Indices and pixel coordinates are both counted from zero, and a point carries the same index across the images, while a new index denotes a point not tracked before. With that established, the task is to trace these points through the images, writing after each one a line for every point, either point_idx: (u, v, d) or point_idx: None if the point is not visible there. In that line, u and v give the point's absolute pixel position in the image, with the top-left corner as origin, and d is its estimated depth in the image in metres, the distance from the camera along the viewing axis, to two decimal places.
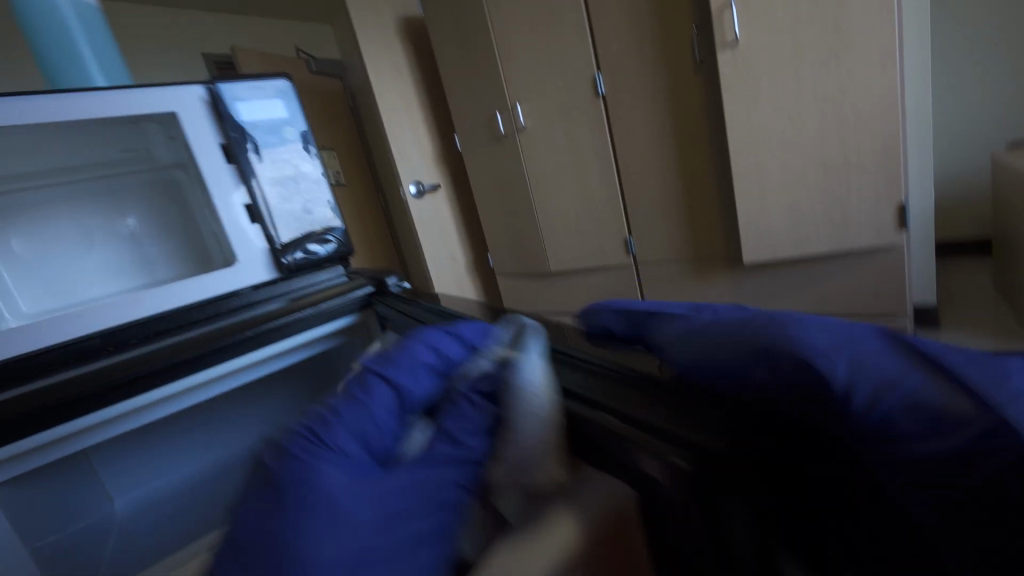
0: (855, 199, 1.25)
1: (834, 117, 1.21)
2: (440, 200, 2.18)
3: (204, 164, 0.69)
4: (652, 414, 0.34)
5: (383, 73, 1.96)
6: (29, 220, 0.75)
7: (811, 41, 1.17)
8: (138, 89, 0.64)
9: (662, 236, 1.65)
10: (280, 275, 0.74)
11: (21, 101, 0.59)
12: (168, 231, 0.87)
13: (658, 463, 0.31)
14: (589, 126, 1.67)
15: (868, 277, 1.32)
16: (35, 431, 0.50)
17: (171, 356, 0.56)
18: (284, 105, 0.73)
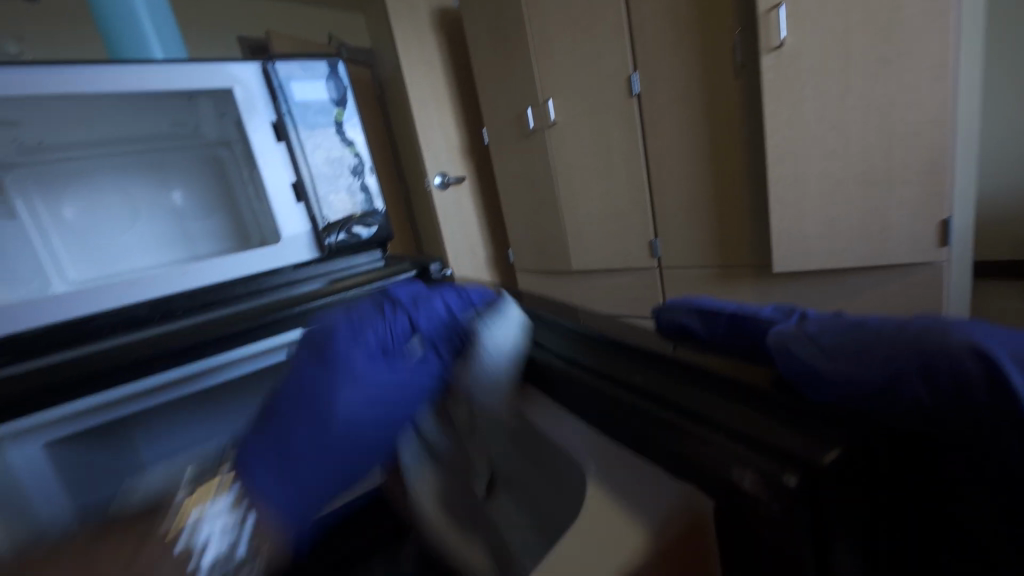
0: (896, 213, 1.16)
1: (877, 127, 1.12)
2: (464, 192, 2.17)
3: (256, 141, 0.71)
4: (730, 415, 0.34)
5: (414, 62, 1.95)
6: (80, 188, 0.77)
7: (860, 48, 1.09)
8: (198, 64, 0.66)
9: (688, 241, 1.59)
10: (321, 255, 0.77)
11: (84, 69, 0.60)
12: (208, 208, 0.88)
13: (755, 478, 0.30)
14: (620, 126, 1.60)
15: (907, 297, 1.22)
16: (86, 396, 0.50)
17: (219, 330, 0.57)
18: (335, 88, 0.76)
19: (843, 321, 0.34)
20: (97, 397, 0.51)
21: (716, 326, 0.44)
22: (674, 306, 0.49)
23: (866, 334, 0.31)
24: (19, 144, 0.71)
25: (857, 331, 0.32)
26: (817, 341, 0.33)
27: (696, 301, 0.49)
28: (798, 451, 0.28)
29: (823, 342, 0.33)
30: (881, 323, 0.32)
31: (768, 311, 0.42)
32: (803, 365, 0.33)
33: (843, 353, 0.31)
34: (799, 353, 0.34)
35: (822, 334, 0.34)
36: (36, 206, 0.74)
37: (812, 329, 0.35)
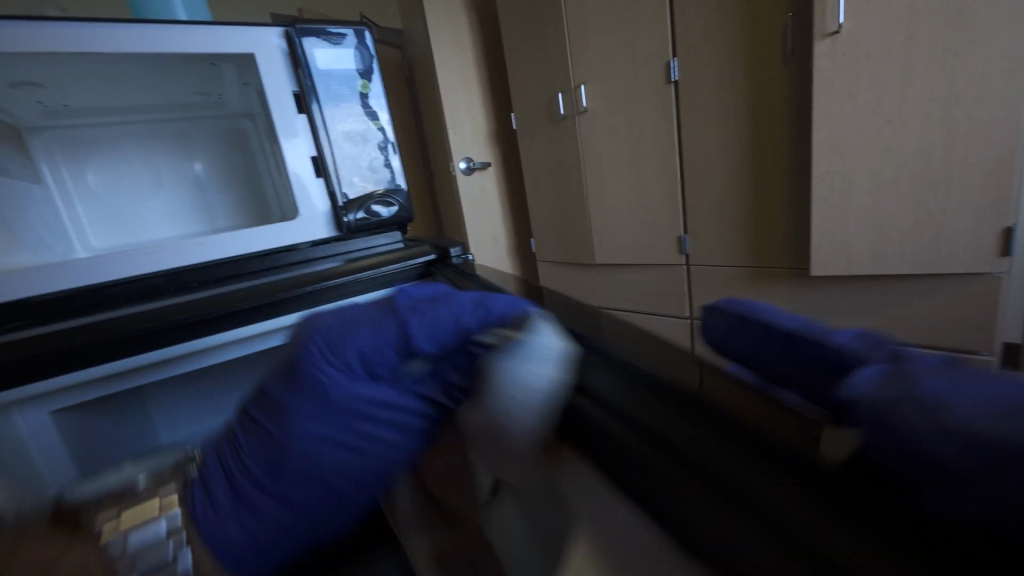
0: (952, 219, 1.03)
1: (939, 122, 0.98)
2: (488, 178, 2.13)
3: (278, 111, 0.69)
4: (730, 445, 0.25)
5: (442, 41, 1.88)
6: (104, 155, 0.76)
7: (926, 35, 0.95)
8: (221, 27, 0.64)
9: (719, 238, 1.51)
10: (339, 233, 0.74)
11: (106, 29, 0.59)
12: (230, 182, 0.87)
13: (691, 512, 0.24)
14: (655, 114, 1.53)
15: (958, 311, 1.10)
16: (92, 364, 0.49)
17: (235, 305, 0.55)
18: (361, 59, 0.73)
19: (959, 380, 0.22)
20: (104, 365, 0.50)
21: (784, 358, 0.33)
22: (727, 311, 0.40)
23: (987, 412, 0.19)
24: (45, 108, 0.70)
25: (962, 396, 0.20)
26: (928, 399, 0.20)
27: (759, 308, 0.39)
28: (801, 531, 0.20)
29: (941, 405, 0.20)
30: (1011, 397, 0.20)
31: (851, 341, 0.30)
32: (884, 413, 0.21)
33: (954, 428, 0.18)
34: (877, 411, 0.21)
35: (934, 389, 0.21)
36: (61, 172, 0.74)
37: (925, 379, 0.22)
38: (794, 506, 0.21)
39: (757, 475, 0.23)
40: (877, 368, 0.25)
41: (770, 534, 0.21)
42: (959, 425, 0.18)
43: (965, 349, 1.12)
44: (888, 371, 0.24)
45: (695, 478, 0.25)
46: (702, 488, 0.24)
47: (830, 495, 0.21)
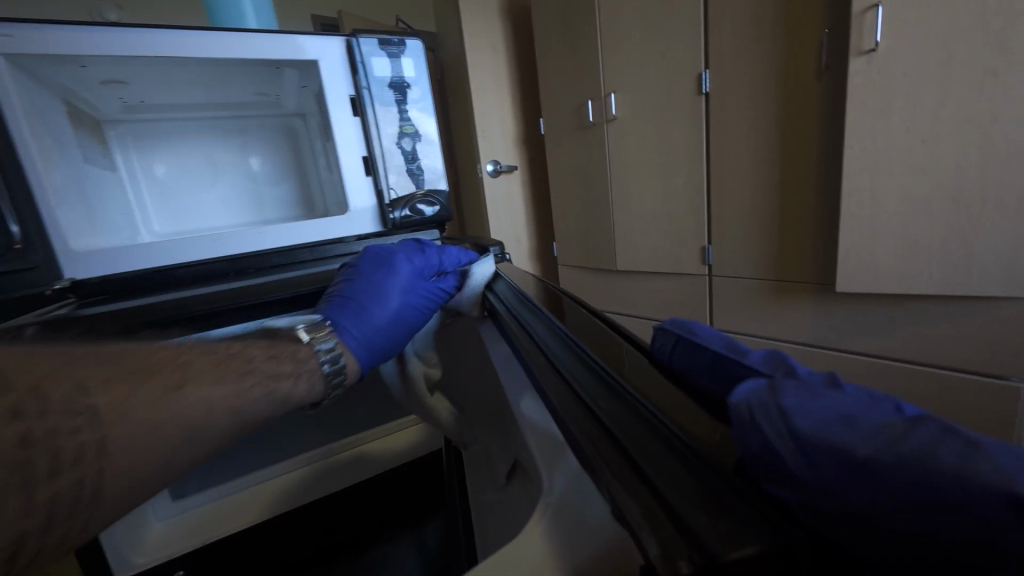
0: (985, 241, 1.01)
1: (975, 143, 0.98)
2: (514, 181, 2.17)
3: (335, 113, 0.74)
4: (657, 444, 0.23)
5: (477, 46, 1.93)
6: (171, 147, 0.83)
7: (964, 55, 0.95)
8: (289, 35, 0.69)
9: (743, 250, 1.52)
10: (383, 229, 0.79)
11: (193, 35, 0.65)
12: (281, 177, 0.93)
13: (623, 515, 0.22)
14: (684, 125, 1.55)
15: (987, 334, 1.09)
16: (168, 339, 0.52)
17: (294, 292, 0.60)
18: (413, 65, 0.78)
19: (820, 398, 0.23)
20: None
21: (688, 369, 0.33)
22: (671, 330, 0.37)
23: (844, 440, 0.20)
24: (123, 102, 0.77)
25: (821, 416, 0.22)
26: (786, 415, 0.22)
27: (698, 328, 0.36)
28: (700, 531, 0.17)
29: (797, 427, 0.21)
30: (852, 413, 0.22)
31: (756, 358, 0.31)
32: (753, 428, 0.22)
33: (819, 453, 0.20)
34: (766, 429, 0.21)
35: (797, 408, 0.22)
36: (133, 162, 0.80)
37: (791, 395, 0.23)
38: (693, 496, 0.19)
39: (669, 470, 0.21)
40: (759, 381, 0.25)
41: (659, 510, 0.20)
42: (820, 449, 0.20)
43: (993, 374, 1.10)
44: (763, 387, 0.25)
45: (620, 476, 0.23)
46: (613, 472, 0.23)
47: (725, 500, 0.19)
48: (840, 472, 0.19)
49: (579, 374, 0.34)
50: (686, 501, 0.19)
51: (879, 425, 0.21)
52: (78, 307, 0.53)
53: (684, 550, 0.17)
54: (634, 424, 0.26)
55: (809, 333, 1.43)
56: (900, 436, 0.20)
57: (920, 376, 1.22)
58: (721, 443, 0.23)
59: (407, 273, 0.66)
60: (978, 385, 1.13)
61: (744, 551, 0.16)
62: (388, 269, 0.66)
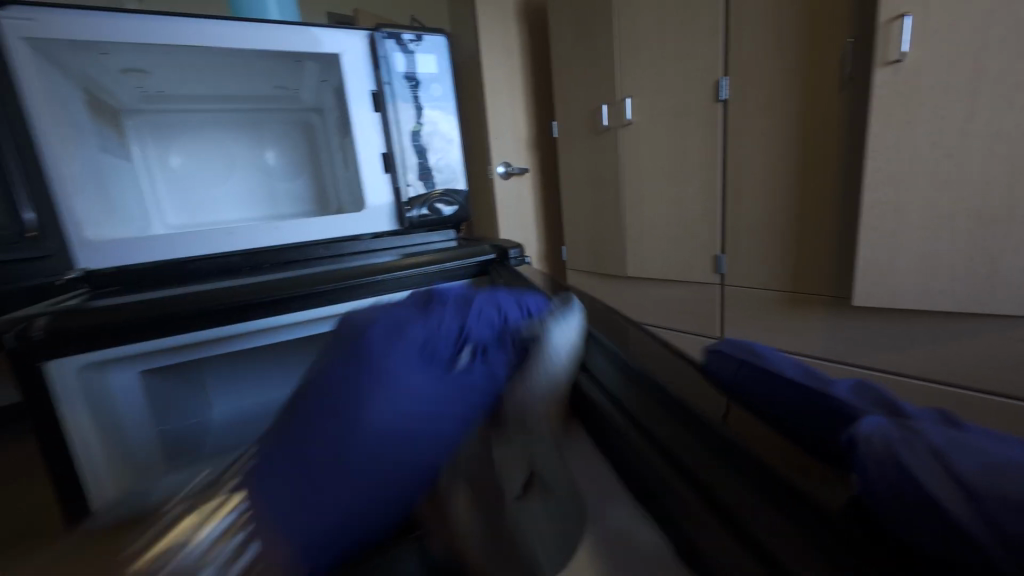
0: (1011, 260, 0.99)
1: (1004, 159, 0.95)
2: (525, 184, 2.15)
3: (355, 107, 0.73)
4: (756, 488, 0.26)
5: (492, 46, 1.91)
6: (188, 138, 0.82)
7: (995, 69, 0.93)
8: (312, 28, 0.69)
9: (757, 260, 1.49)
10: (400, 228, 0.78)
11: (212, 24, 0.64)
12: (296, 173, 0.92)
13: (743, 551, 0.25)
14: (701, 132, 1.53)
15: (1008, 354, 1.06)
16: (181, 333, 0.52)
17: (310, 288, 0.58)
18: (436, 62, 0.76)
19: (970, 445, 0.25)
20: (193, 333, 0.53)
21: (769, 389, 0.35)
22: (729, 355, 0.40)
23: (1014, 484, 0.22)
24: (142, 92, 0.76)
25: (980, 462, 0.23)
26: (941, 456, 0.24)
27: (762, 354, 0.39)
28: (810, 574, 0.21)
29: (954, 468, 0.23)
30: (1001, 456, 0.24)
31: (844, 387, 0.33)
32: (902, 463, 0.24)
33: (985, 495, 0.22)
34: (901, 460, 0.24)
35: (947, 449, 0.24)
36: (150, 153, 0.80)
37: (936, 438, 0.25)
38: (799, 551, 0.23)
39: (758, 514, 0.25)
40: (883, 419, 0.28)
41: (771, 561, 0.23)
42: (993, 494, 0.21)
43: (1014, 396, 1.07)
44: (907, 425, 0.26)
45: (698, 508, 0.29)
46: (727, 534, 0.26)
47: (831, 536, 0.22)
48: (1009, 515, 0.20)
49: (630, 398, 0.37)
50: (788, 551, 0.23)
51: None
52: (92, 297, 0.53)
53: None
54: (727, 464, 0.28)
55: (822, 346, 1.40)
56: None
57: (937, 395, 1.19)
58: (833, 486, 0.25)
59: (413, 369, 0.46)
60: (997, 407, 1.10)
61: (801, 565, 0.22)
62: (380, 350, 0.46)
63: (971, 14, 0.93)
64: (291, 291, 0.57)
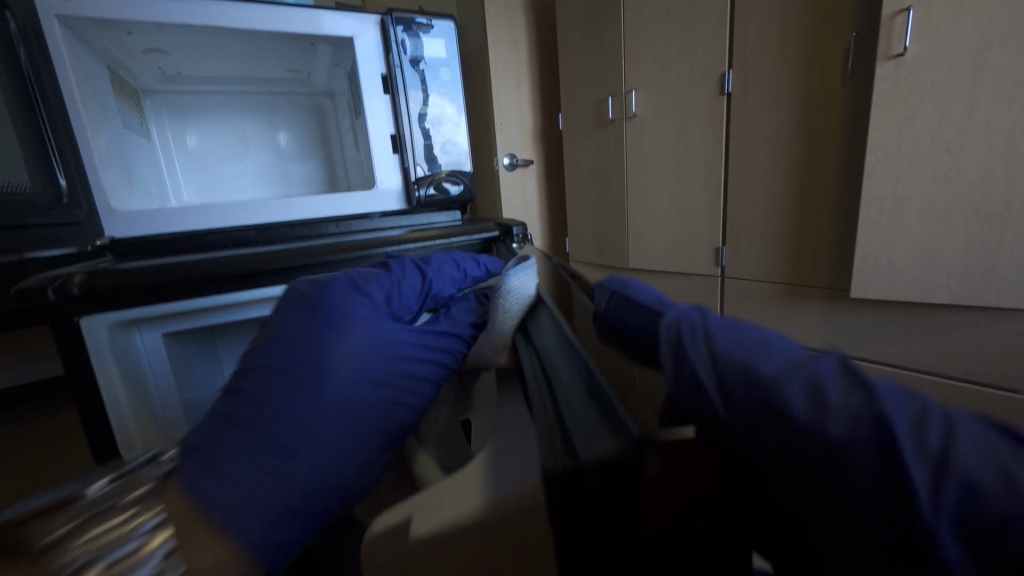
0: (1007, 253, 1.01)
1: (1002, 154, 0.97)
2: (529, 175, 2.16)
3: (366, 87, 0.75)
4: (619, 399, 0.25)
5: (499, 38, 1.92)
6: (203, 119, 0.85)
7: (995, 65, 0.94)
8: (328, 12, 0.71)
9: (757, 253, 1.51)
10: (407, 207, 0.81)
11: (234, 6, 0.67)
12: (306, 154, 0.95)
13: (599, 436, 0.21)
14: (705, 124, 1.54)
15: (1001, 346, 1.08)
16: (199, 297, 0.55)
17: (327, 257, 0.61)
18: (445, 46, 0.79)
19: (740, 330, 0.27)
20: (217, 297, 0.56)
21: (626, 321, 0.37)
22: (607, 291, 0.44)
23: (750, 358, 0.24)
24: (162, 73, 0.79)
25: (738, 345, 0.25)
26: (709, 341, 0.27)
27: (635, 287, 0.42)
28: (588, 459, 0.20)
29: (719, 351, 0.25)
30: (766, 345, 0.25)
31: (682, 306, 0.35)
32: (678, 356, 0.27)
33: (734, 377, 0.23)
34: (687, 354, 0.26)
35: (716, 331, 0.27)
36: (167, 132, 0.83)
37: (711, 326, 0.28)
38: (601, 444, 0.20)
39: (583, 422, 0.23)
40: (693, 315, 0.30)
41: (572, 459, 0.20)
42: (733, 371, 0.23)
43: (1006, 387, 1.10)
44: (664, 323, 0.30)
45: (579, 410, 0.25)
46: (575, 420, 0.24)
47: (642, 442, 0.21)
48: (744, 391, 0.22)
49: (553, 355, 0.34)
50: (592, 449, 0.20)
51: (788, 357, 0.24)
52: (119, 261, 0.56)
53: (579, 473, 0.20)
54: (594, 401, 0.25)
55: (819, 339, 1.42)
56: (805, 363, 0.23)
57: (930, 386, 1.21)
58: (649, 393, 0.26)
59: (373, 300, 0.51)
60: (989, 398, 1.12)
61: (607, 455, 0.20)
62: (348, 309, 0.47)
63: (973, 10, 0.95)
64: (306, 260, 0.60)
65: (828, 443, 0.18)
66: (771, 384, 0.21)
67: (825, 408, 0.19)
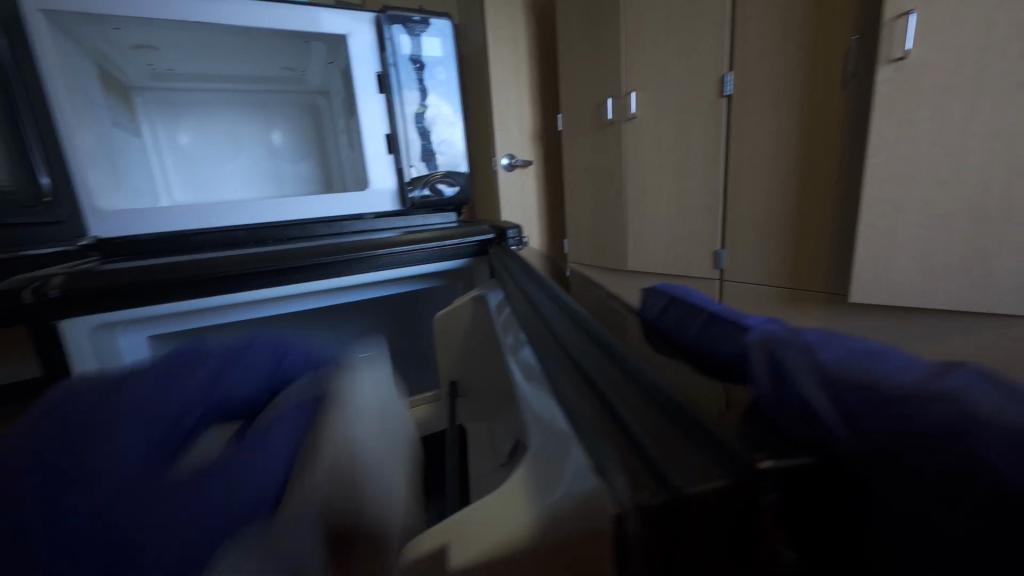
0: (1007, 259, 1.00)
1: (1003, 159, 0.96)
2: (528, 176, 2.14)
3: (361, 87, 0.75)
4: (648, 427, 0.22)
5: (498, 37, 1.90)
6: (195, 118, 0.84)
7: (997, 68, 0.93)
8: (322, 10, 0.70)
9: (756, 256, 1.50)
10: (401, 208, 0.80)
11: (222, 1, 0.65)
12: (301, 154, 0.94)
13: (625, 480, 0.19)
14: (705, 126, 1.53)
15: (1001, 351, 1.07)
16: (182, 298, 0.53)
17: (315, 259, 0.60)
18: (441, 45, 0.78)
19: (837, 338, 0.26)
20: (201, 300, 0.55)
21: (698, 333, 0.35)
22: (665, 295, 0.42)
23: (872, 370, 0.21)
24: (153, 71, 0.78)
25: (842, 353, 0.23)
26: (810, 352, 0.24)
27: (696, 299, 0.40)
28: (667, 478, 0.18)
29: (821, 359, 0.23)
30: (879, 354, 0.23)
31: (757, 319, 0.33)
32: (779, 372, 0.24)
33: (842, 381, 0.21)
34: (783, 359, 0.24)
35: (819, 346, 0.24)
36: (159, 131, 0.82)
37: (811, 340, 0.25)
38: (704, 477, 0.18)
39: (674, 449, 0.20)
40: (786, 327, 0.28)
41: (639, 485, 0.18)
42: (851, 380, 0.21)
43: None
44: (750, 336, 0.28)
45: (622, 453, 0.21)
46: (623, 454, 0.21)
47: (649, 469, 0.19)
48: (865, 403, 0.20)
49: (587, 353, 0.32)
50: (693, 482, 0.18)
51: (904, 365, 0.22)
52: (104, 262, 0.54)
53: (649, 484, 0.18)
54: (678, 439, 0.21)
55: None
56: (935, 375, 0.20)
57: None
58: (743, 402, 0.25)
59: None
60: None
61: (707, 487, 0.18)
62: None
63: (974, 13, 0.94)
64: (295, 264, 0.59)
65: (988, 470, 0.15)
66: (900, 396, 0.19)
67: (955, 407, 0.17)
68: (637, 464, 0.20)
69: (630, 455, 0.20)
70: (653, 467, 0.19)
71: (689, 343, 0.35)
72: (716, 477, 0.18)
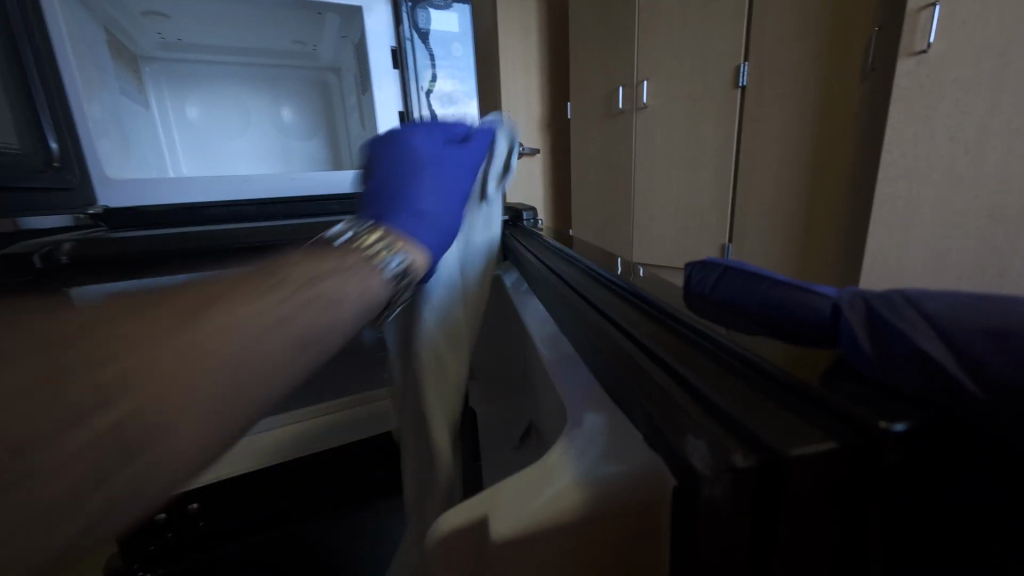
0: (1021, 258, 0.99)
1: (1021, 158, 0.94)
2: (536, 164, 2.12)
3: (375, 63, 0.73)
4: (721, 392, 0.20)
5: (510, 22, 1.87)
6: (204, 91, 0.83)
7: (1021, 64, 0.91)
8: None
9: (765, 250, 1.48)
10: None
11: None
12: (312, 132, 0.93)
13: (707, 448, 0.17)
14: (717, 118, 1.51)
15: None
16: (191, 268, 0.52)
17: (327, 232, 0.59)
18: (457, 22, 0.78)
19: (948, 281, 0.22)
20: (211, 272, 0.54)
21: (747, 294, 0.30)
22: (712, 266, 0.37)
23: (990, 309, 0.18)
24: (161, 40, 0.76)
25: (953, 298, 0.20)
26: (918, 305, 0.20)
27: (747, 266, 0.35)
28: (756, 441, 0.17)
29: (930, 309, 0.20)
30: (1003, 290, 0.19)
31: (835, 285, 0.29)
32: (880, 332, 0.20)
33: (955, 327, 0.18)
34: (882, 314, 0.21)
35: (923, 295, 0.21)
36: (166, 103, 0.81)
37: (916, 291, 0.21)
38: (800, 440, 0.16)
39: (761, 414, 0.18)
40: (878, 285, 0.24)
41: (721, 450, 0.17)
42: (970, 324, 0.18)
43: None
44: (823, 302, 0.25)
45: (695, 418, 0.19)
46: (696, 418, 0.19)
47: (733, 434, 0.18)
48: (998, 347, 0.16)
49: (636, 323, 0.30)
50: (789, 445, 0.16)
51: None
52: (111, 231, 0.53)
53: (735, 447, 0.17)
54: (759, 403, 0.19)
55: None
56: None
57: None
58: (806, 359, 0.22)
59: None
60: None
61: (817, 449, 0.16)
62: None
63: (999, 7, 0.92)
64: (307, 237, 0.58)
65: None
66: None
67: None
68: (718, 429, 0.18)
69: (708, 419, 0.19)
70: (737, 433, 0.18)
71: (741, 305, 0.30)
72: (824, 439, 0.16)
